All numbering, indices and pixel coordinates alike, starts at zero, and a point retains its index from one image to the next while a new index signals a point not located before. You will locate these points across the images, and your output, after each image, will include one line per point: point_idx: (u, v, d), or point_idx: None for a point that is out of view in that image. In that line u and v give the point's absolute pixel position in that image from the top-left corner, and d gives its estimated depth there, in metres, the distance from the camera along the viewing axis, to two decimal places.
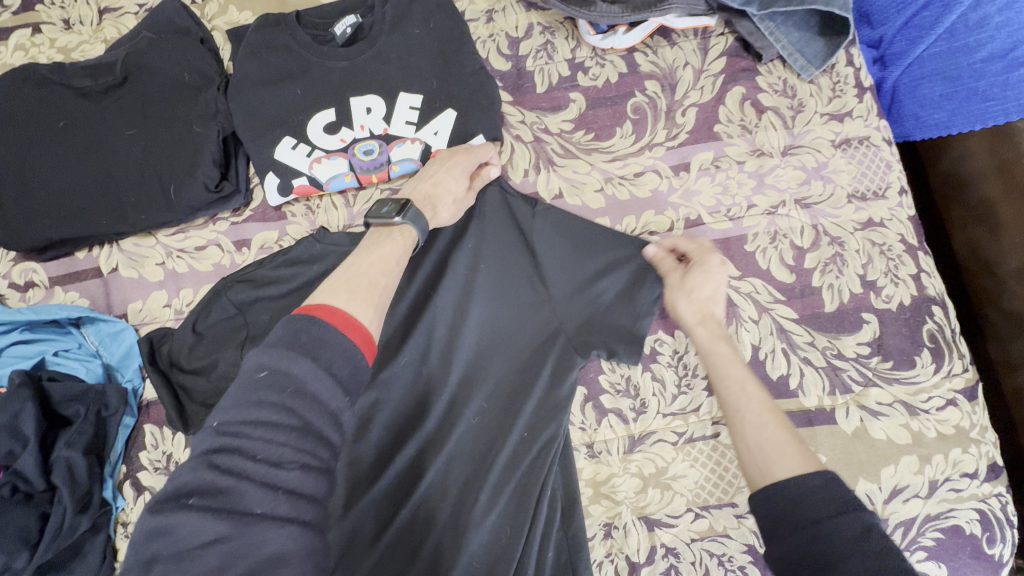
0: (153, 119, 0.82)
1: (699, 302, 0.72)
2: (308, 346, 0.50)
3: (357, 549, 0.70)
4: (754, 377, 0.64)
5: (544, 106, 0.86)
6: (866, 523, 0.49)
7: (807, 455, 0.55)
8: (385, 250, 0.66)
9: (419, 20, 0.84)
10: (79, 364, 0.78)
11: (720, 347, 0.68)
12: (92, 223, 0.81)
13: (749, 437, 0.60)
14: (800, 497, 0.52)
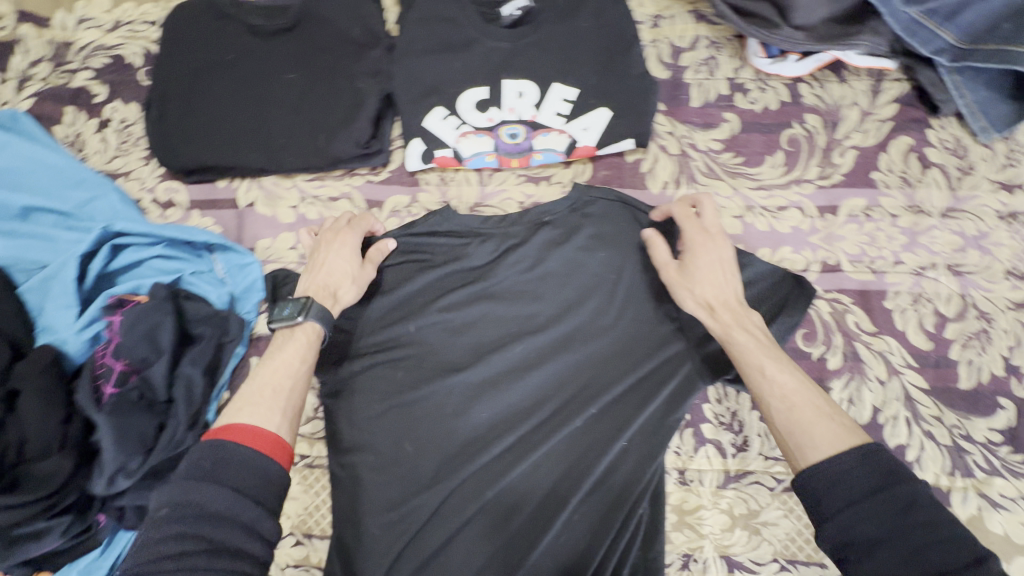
0: (316, 68, 0.85)
1: (707, 293, 0.72)
2: (212, 474, 0.55)
3: (442, 514, 0.76)
4: (771, 357, 0.65)
5: (696, 121, 0.84)
6: (908, 497, 0.50)
7: (838, 429, 0.57)
8: (286, 354, 0.68)
9: (589, 15, 0.83)
10: (210, 288, 0.81)
11: (737, 334, 0.69)
12: (243, 155, 0.84)
13: (778, 422, 0.61)
14: (841, 475, 0.53)
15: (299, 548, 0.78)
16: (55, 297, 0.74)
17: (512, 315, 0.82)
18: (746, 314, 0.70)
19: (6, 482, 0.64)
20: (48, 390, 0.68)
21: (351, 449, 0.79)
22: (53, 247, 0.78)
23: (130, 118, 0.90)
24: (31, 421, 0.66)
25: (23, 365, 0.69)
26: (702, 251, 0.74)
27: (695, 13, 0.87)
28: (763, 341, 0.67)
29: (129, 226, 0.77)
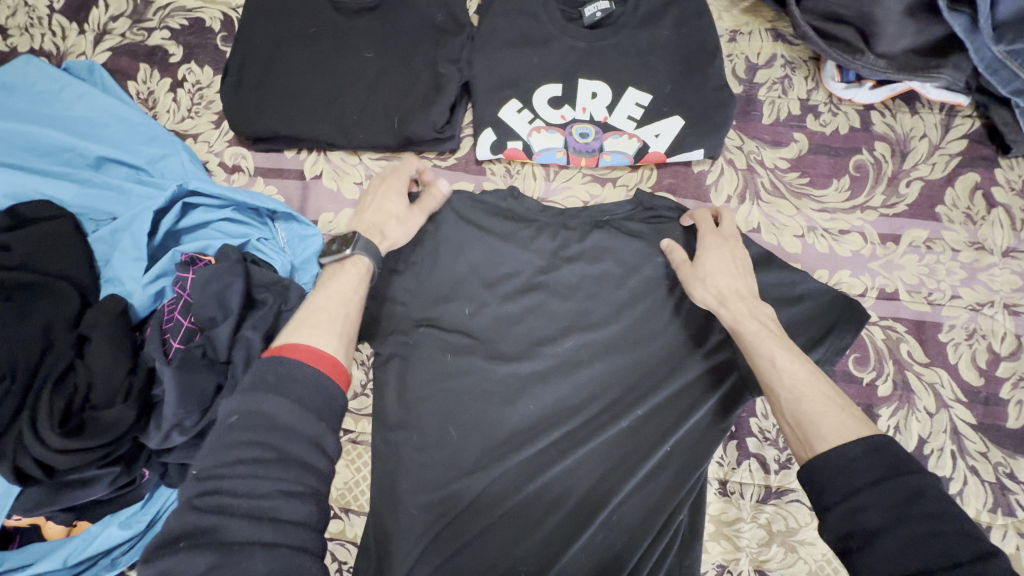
0: (395, 49, 0.85)
1: (718, 285, 0.73)
2: (274, 382, 0.54)
3: (483, 501, 0.76)
4: (781, 348, 0.65)
5: (765, 138, 0.85)
6: (914, 488, 0.50)
7: (847, 420, 0.57)
8: (339, 284, 0.70)
9: (671, 23, 0.84)
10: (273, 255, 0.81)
11: (747, 324, 0.69)
12: (314, 128, 0.85)
13: (786, 412, 0.61)
14: (846, 465, 0.53)
15: (337, 521, 0.79)
16: (125, 249, 0.76)
17: (567, 310, 0.82)
18: (758, 306, 0.71)
19: (72, 425, 0.66)
20: (114, 339, 0.70)
21: (395, 428, 0.79)
22: (124, 198, 0.78)
23: (204, 81, 0.91)
24: (99, 367, 0.68)
25: (91, 313, 0.71)
26: (723, 245, 0.76)
27: (774, 31, 0.88)
28: (773, 332, 0.67)
29: (205, 186, 0.78)
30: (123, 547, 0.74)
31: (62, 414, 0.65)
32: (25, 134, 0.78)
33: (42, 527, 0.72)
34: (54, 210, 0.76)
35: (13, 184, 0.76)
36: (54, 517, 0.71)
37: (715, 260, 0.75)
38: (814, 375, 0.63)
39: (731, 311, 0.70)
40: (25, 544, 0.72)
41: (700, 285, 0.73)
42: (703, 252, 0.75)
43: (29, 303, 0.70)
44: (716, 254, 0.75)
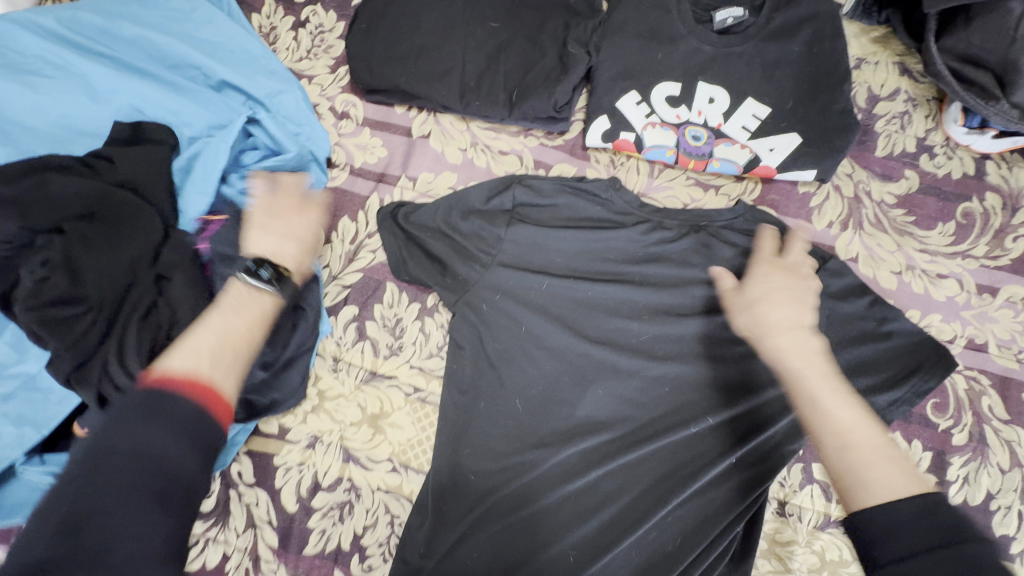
0: (523, 24, 0.86)
1: (761, 314, 0.66)
2: (145, 414, 0.43)
3: (541, 481, 0.76)
4: (825, 386, 0.58)
5: (876, 170, 0.85)
6: (983, 561, 0.42)
7: (899, 476, 0.51)
8: (242, 314, 0.57)
9: (803, 40, 0.83)
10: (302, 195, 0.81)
11: (789, 356, 0.62)
12: (431, 89, 0.85)
13: (829, 459, 0.55)
14: (896, 526, 0.47)
15: (394, 475, 0.80)
16: (195, 181, 0.74)
17: (651, 307, 0.82)
18: (804, 340, 0.62)
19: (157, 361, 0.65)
20: (195, 281, 0.68)
21: (465, 392, 0.80)
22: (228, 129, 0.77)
23: (326, 25, 0.92)
24: (184, 308, 0.66)
25: (167, 253, 0.67)
26: (772, 272, 0.70)
27: (902, 66, 0.87)
28: (818, 370, 0.60)
29: (272, 124, 0.79)
30: None
31: (150, 347, 0.64)
32: (153, 43, 0.78)
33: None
34: (163, 134, 0.73)
35: (134, 96, 0.74)
36: None
37: (762, 290, 0.69)
38: (868, 425, 0.56)
39: (769, 344, 0.64)
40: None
41: (740, 313, 0.68)
42: (748, 279, 0.71)
43: (119, 232, 0.65)
44: (762, 282, 0.69)
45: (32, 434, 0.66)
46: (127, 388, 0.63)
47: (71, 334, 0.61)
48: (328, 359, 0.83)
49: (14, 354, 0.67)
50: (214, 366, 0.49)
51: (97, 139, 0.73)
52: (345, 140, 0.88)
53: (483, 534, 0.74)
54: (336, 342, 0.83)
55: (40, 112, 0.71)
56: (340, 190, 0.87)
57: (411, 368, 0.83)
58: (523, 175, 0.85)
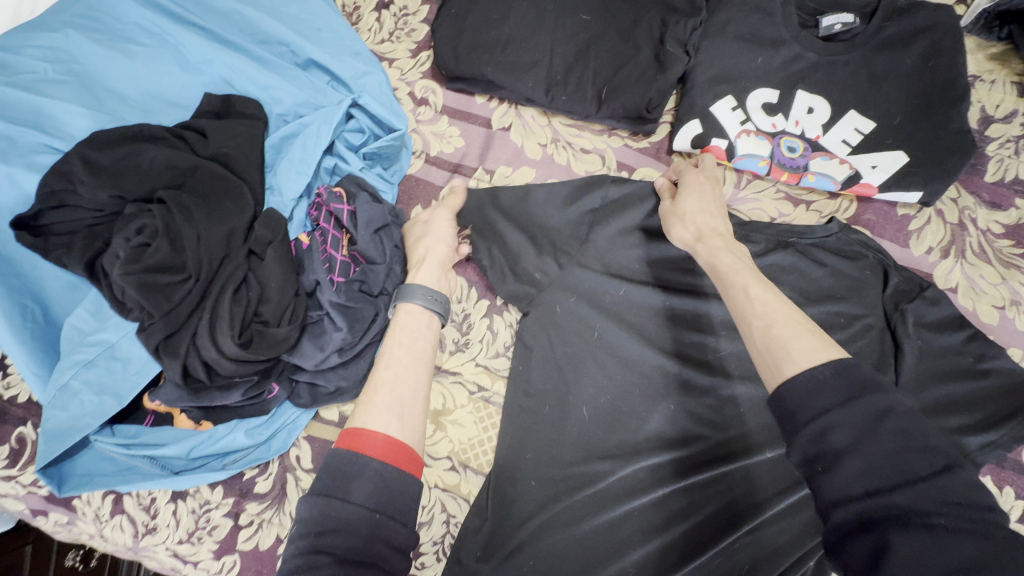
0: (617, 18, 0.82)
1: (695, 221, 0.70)
2: (341, 479, 0.50)
3: (605, 495, 0.73)
4: (751, 279, 0.62)
5: (984, 197, 0.80)
6: (879, 407, 0.45)
7: (814, 343, 0.52)
8: (403, 340, 0.64)
9: (919, 52, 0.78)
10: (388, 185, 0.81)
11: (722, 256, 0.66)
12: (518, 79, 0.82)
13: (756, 338, 0.56)
14: (814, 388, 0.48)
15: (453, 474, 0.78)
16: (291, 160, 0.72)
17: (730, 322, 0.78)
18: (735, 248, 0.67)
19: (244, 338, 0.63)
20: (286, 259, 0.66)
21: (531, 395, 0.77)
22: (315, 107, 0.75)
23: (411, 8, 0.90)
24: (274, 283, 0.65)
25: (259, 228, 0.66)
26: (703, 182, 0.74)
27: (1021, 86, 0.82)
28: (748, 267, 0.64)
29: (374, 105, 0.76)
30: (241, 453, 0.74)
31: (241, 324, 0.63)
32: (243, 16, 0.76)
33: (175, 417, 0.74)
34: (255, 109, 0.72)
35: (226, 68, 0.74)
36: (187, 412, 0.72)
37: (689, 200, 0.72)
38: (773, 299, 0.59)
39: (708, 247, 0.67)
40: (156, 426, 0.73)
41: (679, 224, 0.71)
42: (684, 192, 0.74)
43: (214, 203, 0.65)
44: (697, 193, 0.72)
45: (112, 404, 0.67)
46: (216, 363, 0.62)
47: (168, 302, 0.61)
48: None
49: (94, 322, 0.68)
50: (401, 425, 0.56)
51: (185, 111, 0.73)
52: (422, 126, 0.86)
53: (541, 544, 0.72)
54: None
55: (133, 79, 0.71)
56: (414, 178, 0.84)
57: (477, 366, 0.82)
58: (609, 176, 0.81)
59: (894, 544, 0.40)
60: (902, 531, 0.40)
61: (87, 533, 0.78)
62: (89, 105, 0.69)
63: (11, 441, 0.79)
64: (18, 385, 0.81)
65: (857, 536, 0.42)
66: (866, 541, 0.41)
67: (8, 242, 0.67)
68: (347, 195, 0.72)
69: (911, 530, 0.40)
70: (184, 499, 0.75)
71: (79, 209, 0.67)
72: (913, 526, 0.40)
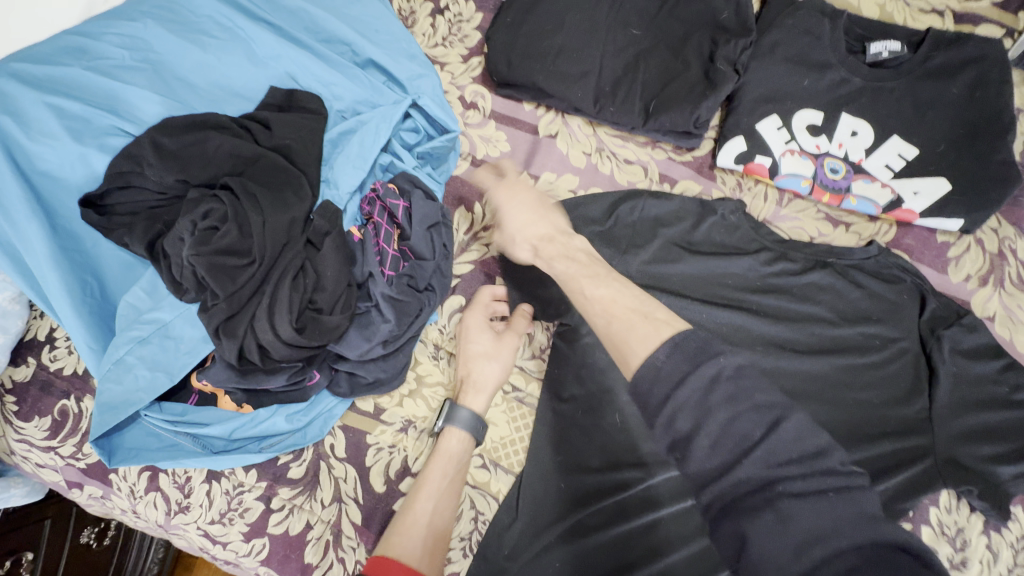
0: (667, 35, 0.85)
1: (531, 231, 0.77)
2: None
3: (633, 503, 0.74)
4: (587, 279, 0.70)
5: (1023, 229, 0.81)
6: (714, 372, 0.53)
7: (648, 327, 0.60)
8: (438, 468, 0.72)
9: (965, 83, 0.79)
10: (436, 185, 0.82)
11: (558, 263, 0.74)
12: (567, 90, 0.85)
13: (603, 330, 0.65)
14: (655, 373, 0.56)
15: (483, 472, 0.78)
16: (349, 155, 0.74)
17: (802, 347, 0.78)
18: (570, 244, 0.75)
19: (299, 324, 0.65)
20: (342, 249, 0.68)
21: (566, 400, 0.79)
22: (373, 105, 0.78)
23: (465, 15, 0.92)
24: (329, 272, 0.67)
25: (319, 219, 0.69)
26: (521, 190, 0.81)
27: None
28: (580, 265, 0.72)
29: (431, 107, 0.79)
30: (279, 438, 0.75)
31: (298, 311, 0.65)
32: (309, 15, 0.79)
33: (218, 398, 0.75)
34: (318, 104, 0.75)
35: (291, 64, 0.76)
36: (231, 394, 0.74)
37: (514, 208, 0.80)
38: (607, 289, 0.68)
39: (546, 258, 0.75)
40: (200, 406, 0.75)
41: (515, 244, 0.78)
42: (506, 209, 0.80)
43: (277, 192, 0.68)
44: (517, 203, 0.80)
45: (164, 380, 0.69)
46: (271, 346, 0.64)
47: (233, 284, 0.64)
48: (430, 345, 0.81)
49: (150, 301, 0.70)
50: (419, 552, 0.65)
51: (250, 103, 0.75)
52: (470, 130, 0.88)
53: (569, 547, 0.72)
54: (442, 330, 0.81)
55: (202, 69, 0.74)
56: (460, 180, 0.86)
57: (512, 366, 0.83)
58: (646, 191, 0.83)
59: (748, 534, 0.48)
60: (752, 518, 0.49)
61: (121, 508, 0.79)
62: (161, 92, 0.72)
63: (53, 413, 0.80)
64: (63, 358, 0.82)
65: (722, 523, 0.51)
66: (732, 520, 0.50)
67: (73, 219, 0.69)
68: (400, 192, 0.75)
69: (758, 513, 0.49)
70: (218, 480, 0.75)
71: (145, 191, 0.70)
72: (762, 505, 0.49)
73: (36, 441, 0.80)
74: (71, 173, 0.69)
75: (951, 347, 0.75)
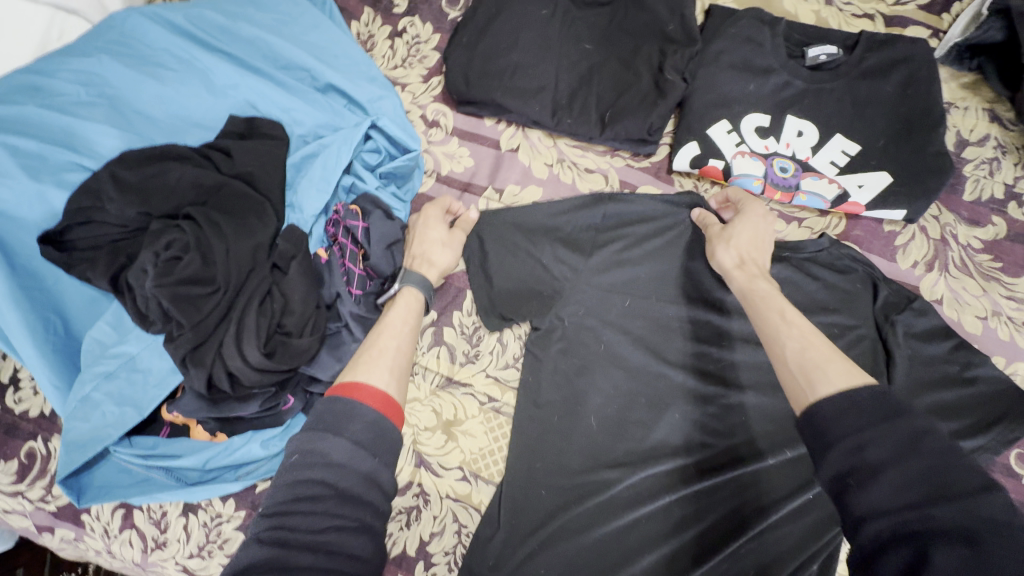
0: (617, 48, 0.88)
1: (739, 250, 0.75)
2: (331, 421, 0.54)
3: (613, 504, 0.75)
4: (788, 307, 0.66)
5: (963, 215, 0.85)
6: (918, 429, 0.47)
7: (849, 367, 0.55)
8: (392, 321, 0.68)
9: (897, 81, 0.84)
10: (402, 204, 0.83)
11: (759, 285, 0.70)
12: (525, 105, 0.87)
13: (791, 362, 0.59)
14: (847, 407, 0.50)
15: (464, 484, 0.79)
16: (312, 179, 0.75)
17: (747, 336, 0.81)
18: (770, 277, 0.72)
19: (268, 348, 0.66)
20: (309, 272, 0.69)
21: (541, 406, 0.80)
22: (334, 129, 0.79)
23: (423, 36, 0.94)
24: (296, 295, 0.67)
25: (283, 243, 0.69)
26: (755, 216, 0.78)
27: (992, 112, 0.88)
28: (783, 297, 0.68)
29: (391, 127, 0.80)
30: (254, 467, 0.74)
31: (266, 336, 0.65)
32: (266, 43, 0.80)
33: (191, 428, 0.74)
34: (277, 130, 0.76)
35: (250, 92, 0.77)
36: (203, 423, 0.73)
37: (742, 232, 0.77)
38: (806, 327, 0.62)
39: (749, 275, 0.72)
40: (172, 438, 0.73)
41: (724, 247, 0.75)
42: (737, 219, 0.77)
43: (240, 218, 0.68)
44: (749, 224, 0.77)
45: (132, 415, 0.68)
46: (241, 373, 0.64)
47: (198, 312, 0.64)
48: None
49: (115, 335, 0.69)
50: (390, 380, 0.61)
51: (210, 132, 0.76)
52: (433, 147, 0.90)
53: (553, 552, 0.73)
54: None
55: (160, 101, 0.75)
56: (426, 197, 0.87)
57: (487, 377, 0.84)
58: (607, 195, 0.86)
59: (930, 556, 0.41)
60: (941, 544, 0.41)
61: (96, 549, 0.77)
62: (119, 126, 0.72)
63: (19, 457, 0.78)
64: (29, 400, 0.80)
65: (887, 549, 0.44)
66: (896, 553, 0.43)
67: (31, 257, 0.69)
68: (363, 212, 0.76)
69: (952, 544, 0.41)
70: (195, 512, 0.74)
71: (106, 225, 0.69)
72: (941, 535, 0.42)
73: (4, 486, 0.78)
74: (29, 211, 0.68)
75: (903, 331, 0.79)
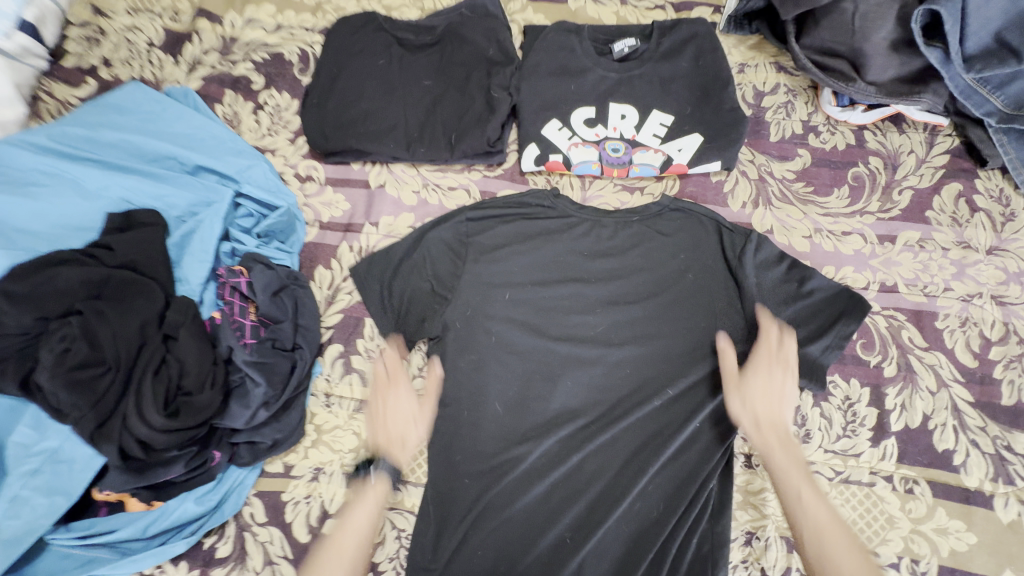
0: (450, 79, 1.00)
1: (755, 410, 0.80)
2: None
3: (529, 476, 0.82)
4: (805, 482, 0.76)
5: (773, 154, 0.98)
6: None
7: (859, 559, 0.69)
8: (357, 515, 0.78)
9: (689, 57, 0.98)
10: (285, 256, 0.91)
11: (777, 454, 0.79)
12: (381, 145, 0.97)
13: (808, 544, 0.73)
14: None
15: (397, 492, 0.87)
16: (193, 252, 0.84)
17: (613, 298, 0.91)
18: (795, 445, 0.79)
19: (171, 409, 0.73)
20: (200, 335, 0.77)
21: (448, 404, 0.87)
22: (208, 204, 0.88)
23: (282, 105, 1.05)
24: (189, 358, 0.75)
25: (171, 314, 0.77)
26: (774, 368, 0.82)
27: (777, 65, 1.03)
28: (801, 466, 0.77)
29: (256, 192, 0.90)
30: (195, 524, 0.79)
31: (165, 400, 0.72)
32: (132, 143, 0.89)
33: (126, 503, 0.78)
34: (153, 217, 0.84)
35: (123, 190, 0.86)
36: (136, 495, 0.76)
37: (757, 397, 0.81)
38: (824, 508, 0.74)
39: (764, 445, 0.79)
40: (111, 514, 0.78)
41: (740, 403, 0.80)
42: (750, 381, 0.82)
43: (128, 302, 0.76)
44: (765, 374, 0.82)
45: (63, 502, 0.73)
46: (149, 438, 0.71)
47: (94, 394, 0.71)
48: (321, 396, 0.89)
49: (36, 434, 0.74)
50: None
51: (93, 233, 0.84)
52: (311, 199, 0.99)
53: (483, 532, 0.80)
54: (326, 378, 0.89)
55: (39, 216, 0.82)
56: (312, 244, 0.96)
57: None
58: (468, 207, 0.96)
59: None
60: None
61: None
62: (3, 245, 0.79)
63: None
64: None
65: None
66: None
67: None
68: (246, 270, 0.84)
69: None
70: None
71: (7, 335, 0.74)
72: None
73: None
74: None
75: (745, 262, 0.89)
